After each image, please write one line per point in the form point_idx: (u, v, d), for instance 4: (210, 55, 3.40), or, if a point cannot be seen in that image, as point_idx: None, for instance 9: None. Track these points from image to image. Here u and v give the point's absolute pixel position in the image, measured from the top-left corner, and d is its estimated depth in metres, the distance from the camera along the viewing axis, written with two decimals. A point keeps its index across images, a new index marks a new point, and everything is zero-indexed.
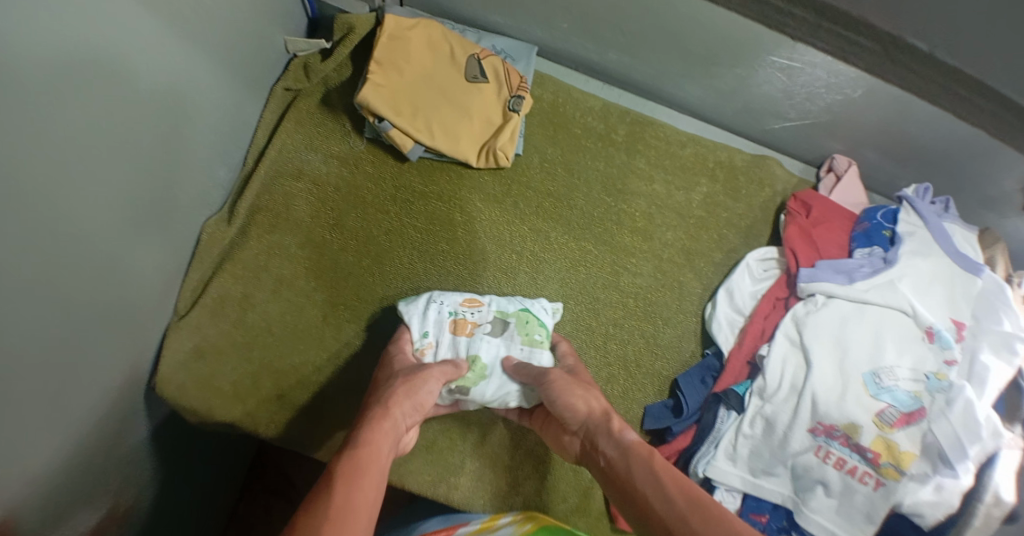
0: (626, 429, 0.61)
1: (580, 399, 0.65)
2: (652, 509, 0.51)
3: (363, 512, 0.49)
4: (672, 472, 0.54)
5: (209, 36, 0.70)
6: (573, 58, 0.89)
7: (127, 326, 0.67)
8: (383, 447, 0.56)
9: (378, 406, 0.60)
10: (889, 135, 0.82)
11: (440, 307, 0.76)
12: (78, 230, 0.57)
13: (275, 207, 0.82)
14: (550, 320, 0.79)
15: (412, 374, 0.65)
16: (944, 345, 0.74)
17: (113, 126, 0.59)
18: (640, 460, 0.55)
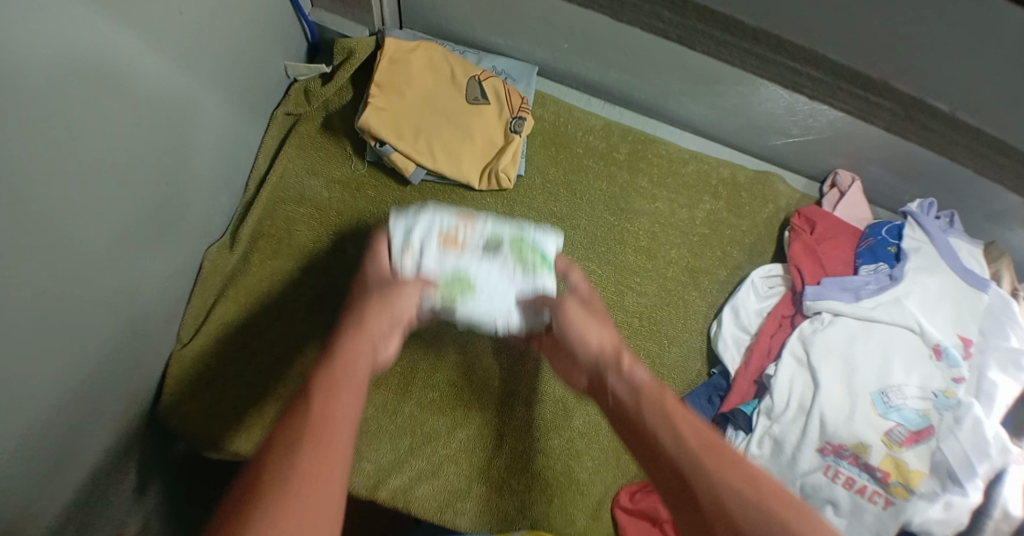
0: (638, 364, 0.55)
1: (592, 332, 0.58)
2: (667, 456, 0.46)
3: (344, 436, 0.43)
4: (685, 416, 0.49)
5: (212, 66, 0.70)
6: (575, 77, 0.90)
7: (128, 358, 0.67)
8: (360, 366, 0.50)
9: (355, 324, 0.54)
10: (892, 151, 0.82)
11: (431, 218, 0.63)
12: (78, 266, 0.57)
13: (278, 233, 0.82)
14: (552, 248, 0.66)
15: (390, 289, 0.57)
16: (951, 363, 0.74)
17: (116, 163, 0.59)
18: (659, 403, 0.50)
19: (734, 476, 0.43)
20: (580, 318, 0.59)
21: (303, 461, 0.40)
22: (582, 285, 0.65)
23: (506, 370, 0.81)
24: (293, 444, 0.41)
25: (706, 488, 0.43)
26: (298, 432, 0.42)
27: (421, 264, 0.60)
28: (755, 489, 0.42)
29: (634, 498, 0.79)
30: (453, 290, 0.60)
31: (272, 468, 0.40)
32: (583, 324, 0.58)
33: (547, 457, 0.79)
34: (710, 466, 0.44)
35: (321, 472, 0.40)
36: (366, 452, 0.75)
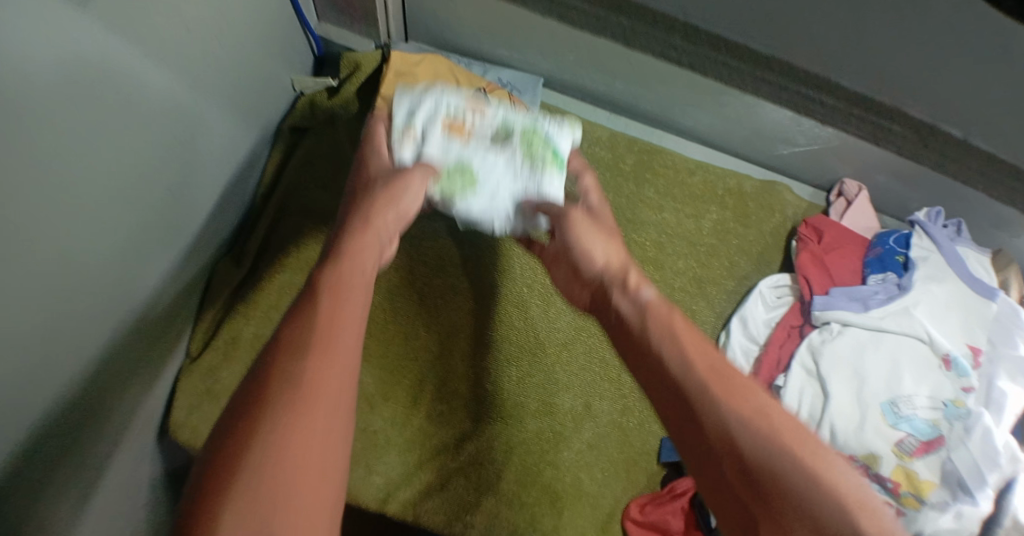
0: (643, 283, 0.56)
1: (598, 249, 0.60)
2: (667, 371, 0.47)
3: (354, 334, 0.45)
4: (687, 329, 0.50)
5: (219, 82, 0.71)
6: (581, 89, 0.90)
7: (127, 374, 0.67)
8: (367, 267, 0.51)
9: (359, 223, 0.54)
10: (899, 160, 0.82)
11: (438, 104, 0.66)
12: (90, 285, 0.57)
13: (288, 248, 0.81)
14: (563, 144, 0.67)
15: (395, 189, 0.57)
16: (961, 373, 0.74)
17: (125, 182, 0.59)
18: (661, 318, 0.51)
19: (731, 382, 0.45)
20: (586, 240, 0.61)
21: (315, 354, 0.41)
22: (592, 203, 0.67)
23: (514, 382, 0.81)
24: (306, 337, 0.42)
25: (700, 389, 0.45)
26: (309, 328, 0.43)
27: (424, 147, 0.63)
28: (752, 396, 0.44)
29: (644, 510, 0.80)
30: (454, 184, 0.62)
31: (284, 360, 0.41)
32: (587, 240, 0.61)
33: (557, 468, 0.78)
34: (709, 371, 0.46)
35: (333, 366, 0.42)
36: (376, 465, 0.75)
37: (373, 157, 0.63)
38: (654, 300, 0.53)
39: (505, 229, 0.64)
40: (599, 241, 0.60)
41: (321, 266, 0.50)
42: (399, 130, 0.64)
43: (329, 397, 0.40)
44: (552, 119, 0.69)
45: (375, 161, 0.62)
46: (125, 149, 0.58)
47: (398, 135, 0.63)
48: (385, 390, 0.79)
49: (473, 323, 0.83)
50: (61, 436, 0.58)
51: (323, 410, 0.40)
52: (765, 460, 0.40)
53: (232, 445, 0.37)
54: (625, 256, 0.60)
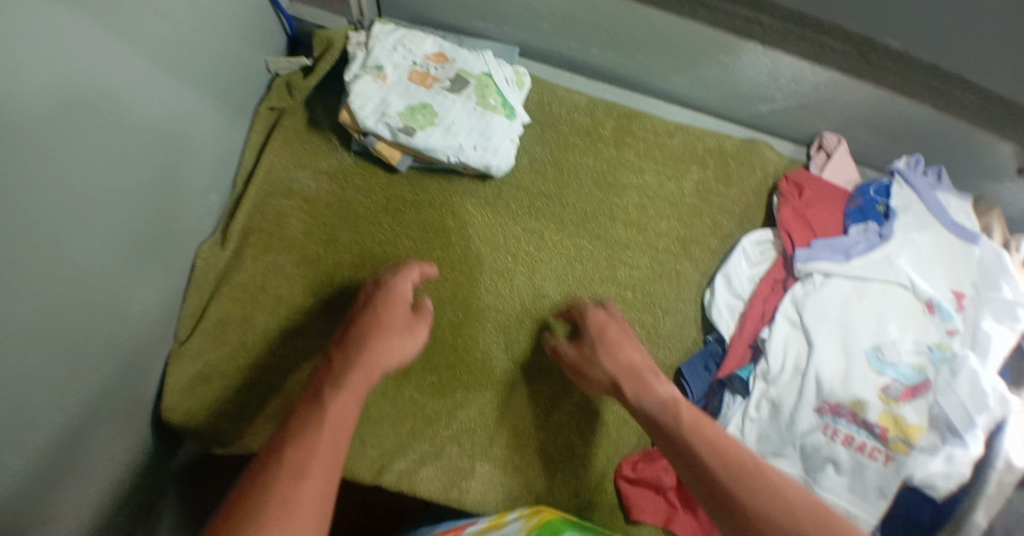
0: (664, 385, 0.67)
1: (621, 355, 0.70)
2: (701, 466, 0.57)
3: (348, 436, 0.53)
4: (701, 422, 0.62)
5: (193, 67, 0.71)
6: (558, 57, 0.89)
7: (122, 359, 0.68)
8: (367, 385, 0.58)
9: (378, 343, 0.63)
10: (877, 112, 0.82)
11: (407, 54, 0.82)
12: (74, 274, 0.58)
13: (269, 227, 0.82)
14: (511, 92, 0.83)
15: (410, 329, 0.67)
16: (945, 317, 0.75)
17: (102, 169, 0.59)
18: (676, 413, 0.63)
19: (736, 467, 0.56)
20: (612, 348, 0.71)
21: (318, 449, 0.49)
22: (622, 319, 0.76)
23: (503, 350, 0.82)
24: (315, 442, 0.50)
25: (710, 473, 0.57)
26: (318, 431, 0.51)
27: (395, 94, 0.80)
28: (752, 475, 0.55)
29: (636, 467, 0.81)
30: (421, 119, 0.80)
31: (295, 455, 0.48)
32: (615, 346, 0.71)
33: (549, 432, 0.81)
34: (723, 458, 0.57)
35: (331, 456, 0.49)
36: (369, 439, 0.76)
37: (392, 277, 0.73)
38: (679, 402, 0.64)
39: (458, 160, 0.80)
40: (628, 345, 0.71)
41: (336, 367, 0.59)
42: (369, 66, 0.80)
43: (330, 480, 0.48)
44: (507, 69, 0.85)
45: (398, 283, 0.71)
46: (103, 140, 0.58)
47: (366, 70, 0.80)
48: None
49: (458, 297, 0.83)
50: (60, 427, 0.60)
51: (317, 494, 0.46)
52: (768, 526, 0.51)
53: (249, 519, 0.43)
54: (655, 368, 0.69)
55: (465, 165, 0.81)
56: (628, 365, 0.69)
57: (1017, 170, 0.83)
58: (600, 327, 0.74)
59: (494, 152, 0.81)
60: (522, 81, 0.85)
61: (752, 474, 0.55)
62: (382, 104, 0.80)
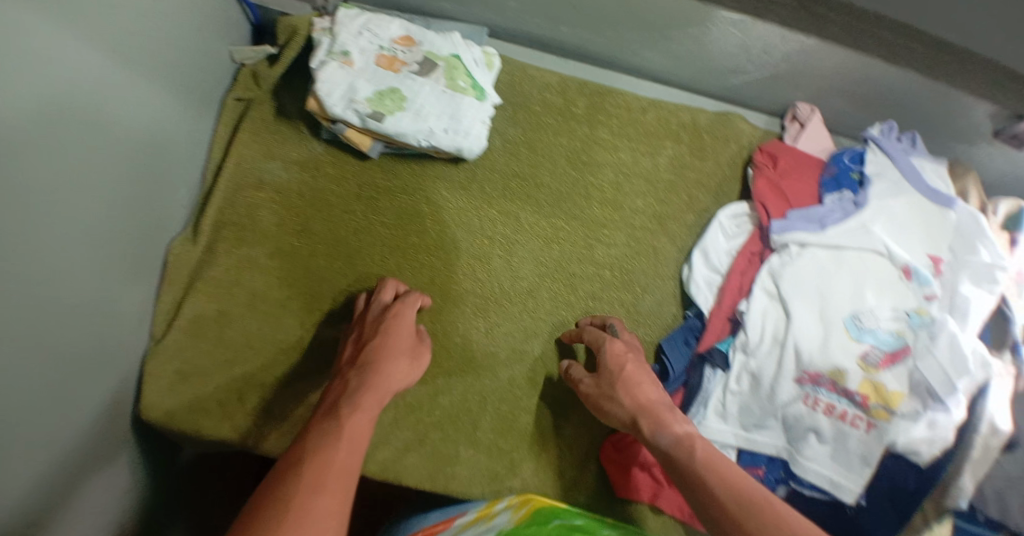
0: (679, 421, 0.66)
1: (635, 389, 0.69)
2: (711, 506, 0.57)
3: (360, 454, 0.56)
4: (714, 455, 0.61)
5: (153, 60, 0.69)
6: (527, 36, 0.88)
7: (98, 359, 0.67)
8: (377, 407, 0.61)
9: (387, 366, 0.65)
10: (851, 79, 0.81)
11: (373, 38, 0.81)
12: (43, 273, 0.57)
13: (242, 221, 0.81)
14: (480, 73, 0.82)
15: (416, 352, 0.70)
16: (922, 282, 0.75)
17: (65, 166, 0.58)
18: (692, 450, 0.62)
19: (740, 493, 0.57)
20: (626, 380, 0.70)
21: (331, 468, 0.53)
22: (638, 349, 0.75)
23: (484, 333, 0.82)
24: (331, 461, 0.53)
25: (714, 500, 0.57)
26: (332, 449, 0.54)
27: (361, 80, 0.79)
28: (754, 501, 0.56)
29: (619, 446, 0.82)
30: (390, 103, 0.78)
31: (309, 474, 0.51)
32: (631, 380, 0.70)
33: (532, 414, 0.81)
34: (732, 488, 0.57)
35: (343, 473, 0.53)
36: None
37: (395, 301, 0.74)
38: (695, 438, 0.64)
39: (428, 144, 0.79)
40: (643, 379, 0.70)
41: (347, 397, 0.61)
42: (336, 52, 0.79)
43: (342, 498, 0.51)
44: (474, 50, 0.84)
45: (403, 307, 0.72)
46: (65, 136, 0.57)
47: (333, 56, 0.78)
48: None
49: (436, 282, 0.82)
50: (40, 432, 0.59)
51: (327, 514, 0.49)
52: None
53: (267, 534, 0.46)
54: (670, 403, 0.69)
55: (436, 148, 0.80)
56: (644, 400, 0.68)
57: (993, 134, 0.86)
58: (616, 357, 0.73)
59: (465, 135, 0.80)
60: (491, 61, 0.84)
61: (757, 506, 0.55)
62: (350, 90, 0.78)
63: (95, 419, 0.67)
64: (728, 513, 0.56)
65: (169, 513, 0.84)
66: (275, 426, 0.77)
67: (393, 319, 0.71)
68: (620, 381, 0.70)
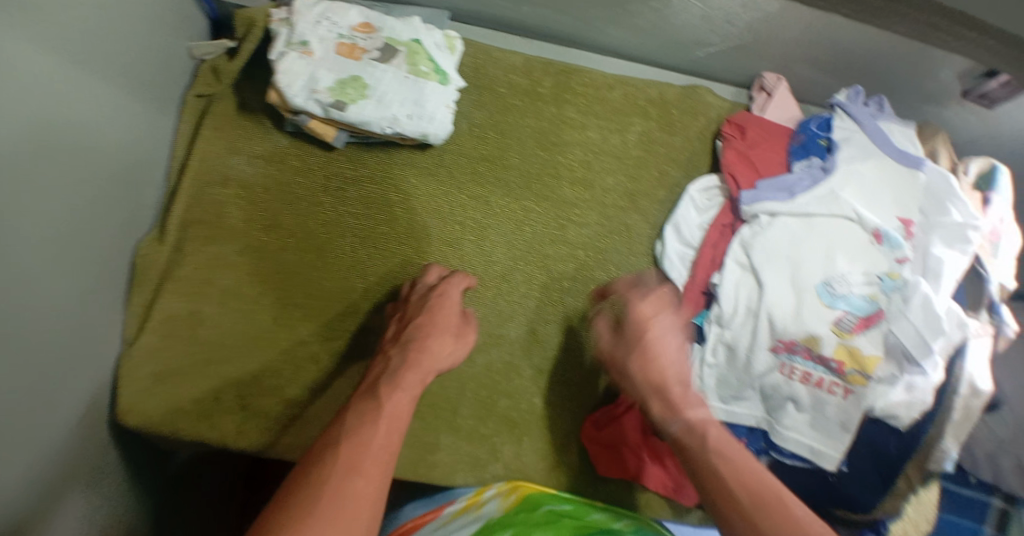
0: (691, 405, 0.68)
1: (656, 361, 0.70)
2: (712, 486, 0.61)
3: (399, 429, 0.62)
4: (722, 439, 0.64)
5: (110, 57, 0.68)
6: (489, 17, 0.88)
7: (72, 365, 0.66)
8: (416, 386, 0.67)
9: (428, 345, 0.71)
10: (814, 45, 0.82)
11: (332, 26, 0.80)
12: (14, 275, 0.57)
13: (209, 219, 0.80)
14: (442, 57, 0.82)
15: (460, 332, 0.74)
16: (893, 245, 0.75)
17: (31, 166, 0.58)
18: (703, 434, 0.65)
19: (741, 477, 0.60)
20: (651, 351, 0.71)
21: (368, 444, 0.59)
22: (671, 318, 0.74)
23: None
24: (366, 444, 0.59)
25: (713, 483, 0.61)
26: (371, 425, 0.61)
27: (322, 69, 0.78)
28: (750, 486, 0.59)
29: (599, 425, 0.82)
30: (353, 91, 0.77)
31: (345, 450, 0.58)
32: (657, 353, 0.71)
33: (511, 398, 0.81)
34: (735, 473, 0.60)
35: (382, 449, 0.59)
36: None
37: (438, 282, 0.77)
38: (705, 422, 0.66)
39: (392, 130, 0.78)
40: (668, 353, 0.71)
41: (391, 388, 0.65)
42: (294, 43, 0.78)
43: (379, 469, 0.58)
44: (435, 34, 0.83)
45: (445, 285, 0.76)
46: (26, 136, 0.57)
47: (291, 47, 0.77)
48: (331, 346, 0.81)
49: (407, 270, 0.82)
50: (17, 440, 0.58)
51: (365, 496, 0.55)
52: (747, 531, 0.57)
53: (301, 504, 0.53)
54: (687, 383, 0.70)
55: (401, 135, 0.80)
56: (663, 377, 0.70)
57: (962, 94, 0.87)
58: (644, 325, 0.73)
59: (430, 120, 0.79)
60: (452, 44, 0.83)
61: (753, 493, 0.59)
62: (311, 80, 0.77)
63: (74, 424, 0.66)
64: (727, 495, 0.59)
65: (161, 514, 0.84)
66: (254, 422, 0.76)
67: (435, 298, 0.75)
68: (644, 353, 0.71)
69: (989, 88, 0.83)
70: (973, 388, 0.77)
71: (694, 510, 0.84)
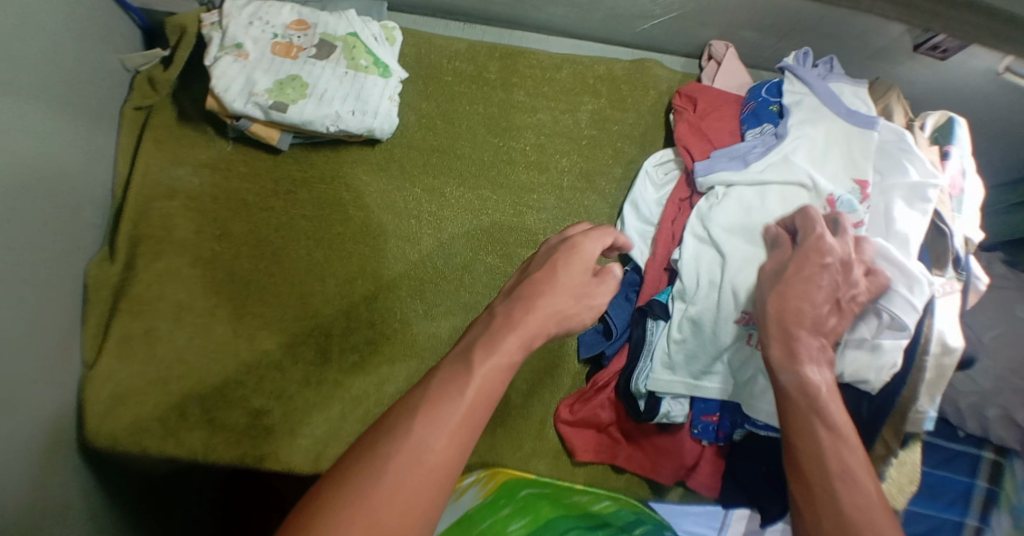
0: (814, 365, 0.61)
1: (806, 302, 0.63)
2: (797, 440, 0.57)
3: (488, 407, 0.52)
4: (833, 412, 0.57)
5: (39, 66, 0.66)
6: (427, 5, 0.88)
7: (26, 387, 0.63)
8: (520, 351, 0.56)
9: (547, 305, 0.60)
10: (757, 9, 0.83)
11: (265, 26, 0.78)
12: None
13: (156, 233, 0.77)
14: (381, 48, 0.81)
15: (585, 292, 0.64)
16: (848, 209, 0.73)
17: None
18: (816, 395, 0.58)
19: (839, 449, 0.54)
20: (798, 287, 0.64)
21: (452, 418, 0.50)
22: (850, 254, 0.66)
23: (423, 315, 0.80)
24: (455, 411, 0.50)
25: (803, 447, 0.56)
26: (457, 400, 0.51)
27: (257, 71, 0.76)
28: (847, 461, 0.54)
29: (573, 410, 0.80)
30: (292, 91, 0.76)
31: (421, 421, 0.49)
32: (808, 292, 0.63)
33: None
34: (835, 447, 0.55)
35: (461, 430, 0.49)
36: (300, 428, 0.75)
37: (579, 234, 0.69)
38: (822, 386, 0.59)
39: (337, 128, 0.76)
40: (819, 295, 0.63)
41: (491, 351, 0.55)
42: (227, 46, 0.76)
43: (451, 461, 0.49)
44: (371, 26, 0.82)
45: (583, 237, 0.68)
46: None
47: (225, 50, 0.75)
48: (293, 353, 0.77)
49: (366, 270, 0.80)
50: None
51: (424, 487, 0.46)
52: (824, 503, 0.52)
53: (339, 502, 0.44)
54: (824, 337, 0.63)
55: (345, 133, 0.78)
56: (798, 322, 0.63)
57: (914, 48, 0.85)
58: (811, 254, 0.65)
59: (374, 115, 0.78)
60: (392, 35, 0.83)
61: (846, 470, 0.53)
62: (248, 83, 0.75)
63: (31, 451, 0.63)
64: (816, 461, 0.54)
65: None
66: (221, 435, 0.73)
67: (563, 250, 0.66)
68: (786, 287, 0.65)
69: (940, 40, 0.81)
70: (944, 345, 0.77)
71: (676, 487, 0.83)
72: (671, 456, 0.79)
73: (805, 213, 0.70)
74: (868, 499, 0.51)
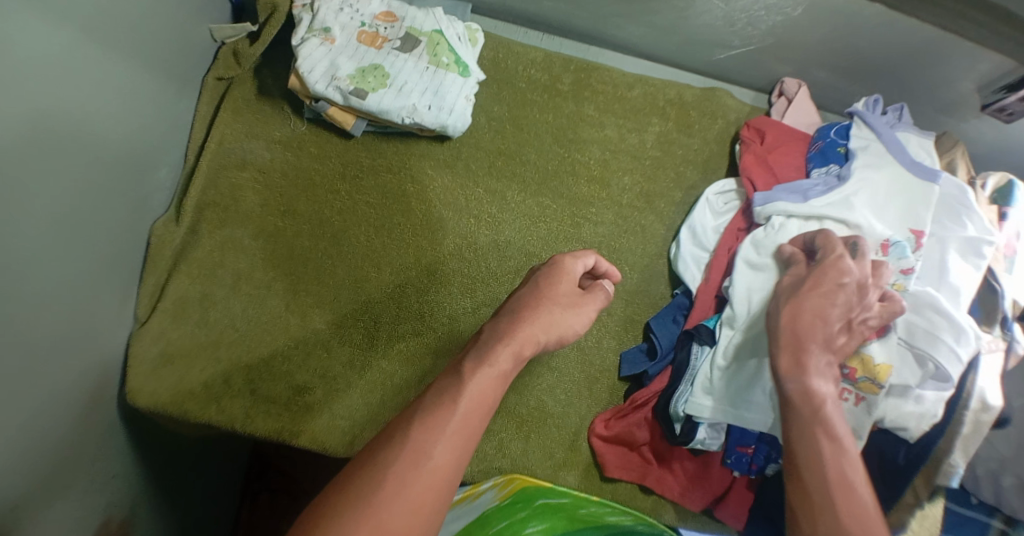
0: (821, 378, 0.64)
1: (821, 318, 0.66)
2: (801, 449, 0.59)
3: (483, 414, 0.54)
4: (835, 423, 0.61)
5: (143, 28, 0.69)
6: (510, 11, 0.90)
7: (90, 334, 0.65)
8: (510, 361, 0.58)
9: (536, 316, 0.63)
10: (834, 52, 0.84)
11: (355, 14, 0.80)
12: (49, 228, 0.58)
13: (223, 201, 0.79)
14: (463, 48, 0.83)
15: (574, 302, 0.67)
16: (900, 255, 0.74)
17: (71, 120, 0.59)
18: (819, 406, 0.62)
19: (840, 462, 0.58)
20: (814, 303, 0.67)
21: (448, 426, 0.51)
22: (866, 277, 0.69)
23: (470, 312, 0.81)
24: (450, 418, 0.51)
25: (806, 455, 0.59)
26: (451, 409, 0.52)
27: (342, 56, 0.77)
28: (847, 472, 0.57)
29: (609, 424, 0.81)
30: (373, 80, 0.77)
31: (418, 432, 0.50)
32: (822, 308, 0.66)
33: (520, 395, 0.80)
34: (836, 457, 0.58)
35: (458, 438, 0.51)
36: (339, 408, 0.75)
37: (562, 254, 0.72)
38: (827, 399, 0.62)
39: (411, 121, 0.78)
40: (832, 314, 0.66)
41: (475, 359, 0.57)
42: (316, 29, 0.77)
43: (450, 470, 0.50)
44: (456, 26, 0.84)
45: (567, 257, 0.71)
46: (63, 91, 0.58)
47: (313, 33, 0.77)
48: (341, 334, 0.78)
49: (417, 262, 0.81)
50: (41, 400, 0.58)
51: (426, 494, 0.47)
52: (825, 511, 0.54)
53: (345, 502, 0.46)
54: (832, 353, 0.66)
55: (417, 127, 0.79)
56: (810, 336, 0.65)
57: (981, 107, 0.87)
58: (830, 271, 0.68)
59: (449, 112, 0.80)
60: (474, 37, 0.85)
61: (845, 481, 0.56)
62: (331, 67, 0.77)
63: (84, 401, 0.64)
64: (818, 469, 0.57)
65: (179, 490, 0.83)
66: (262, 406, 0.73)
67: (548, 269, 0.70)
68: (801, 301, 0.67)
69: (1009, 101, 0.82)
70: (983, 402, 0.76)
71: (698, 514, 0.82)
72: (702, 484, 0.80)
73: (825, 237, 0.72)
74: (866, 507, 0.54)
